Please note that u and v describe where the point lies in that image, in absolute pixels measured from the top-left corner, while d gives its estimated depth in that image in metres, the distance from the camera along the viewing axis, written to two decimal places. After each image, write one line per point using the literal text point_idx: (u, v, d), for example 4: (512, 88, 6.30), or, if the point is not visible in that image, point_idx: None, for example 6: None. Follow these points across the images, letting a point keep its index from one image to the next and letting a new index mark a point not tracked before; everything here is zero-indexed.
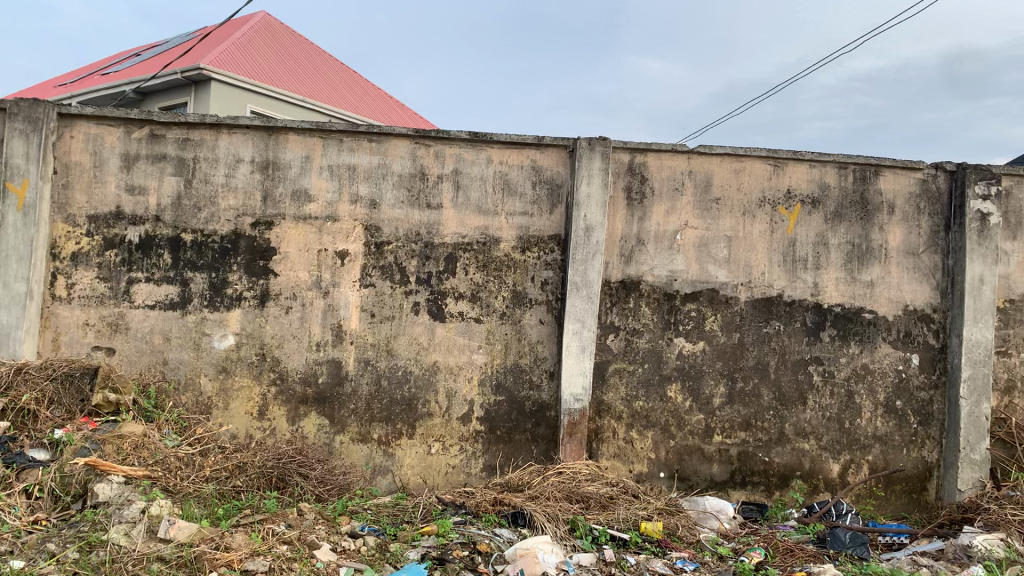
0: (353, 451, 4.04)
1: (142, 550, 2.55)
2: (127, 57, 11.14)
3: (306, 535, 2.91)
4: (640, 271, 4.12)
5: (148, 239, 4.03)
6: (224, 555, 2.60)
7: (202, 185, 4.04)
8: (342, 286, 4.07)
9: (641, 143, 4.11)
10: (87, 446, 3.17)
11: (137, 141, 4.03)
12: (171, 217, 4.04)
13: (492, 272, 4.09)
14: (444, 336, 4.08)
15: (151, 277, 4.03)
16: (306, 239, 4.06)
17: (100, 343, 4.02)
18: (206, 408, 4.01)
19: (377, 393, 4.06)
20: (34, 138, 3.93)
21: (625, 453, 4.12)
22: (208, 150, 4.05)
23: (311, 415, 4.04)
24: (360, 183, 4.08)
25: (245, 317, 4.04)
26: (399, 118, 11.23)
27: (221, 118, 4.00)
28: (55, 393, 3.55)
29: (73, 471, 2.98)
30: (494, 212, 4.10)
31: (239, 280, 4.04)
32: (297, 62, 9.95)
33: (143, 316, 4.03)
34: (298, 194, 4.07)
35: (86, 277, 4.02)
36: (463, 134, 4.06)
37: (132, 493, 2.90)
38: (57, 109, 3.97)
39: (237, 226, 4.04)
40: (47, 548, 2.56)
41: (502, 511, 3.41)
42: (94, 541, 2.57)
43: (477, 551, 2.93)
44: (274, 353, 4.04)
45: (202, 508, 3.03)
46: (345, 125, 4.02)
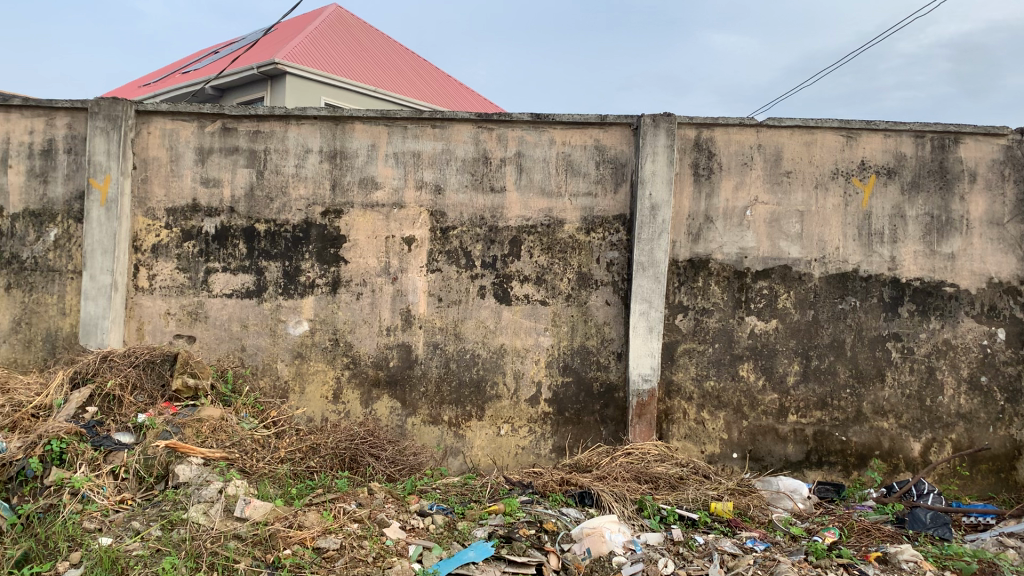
0: (424, 432, 4.11)
1: (219, 528, 2.66)
2: (206, 56, 11.47)
3: (376, 514, 2.97)
4: (709, 249, 4.06)
5: (224, 230, 4.16)
6: (297, 533, 2.69)
7: (273, 175, 4.15)
8: (409, 271, 4.13)
9: (708, 118, 4.03)
10: (168, 429, 3.29)
11: (211, 135, 4.16)
12: (246, 208, 4.16)
13: (557, 255, 4.09)
14: (510, 319, 4.10)
15: (228, 266, 4.16)
16: (374, 226, 4.14)
17: (181, 332, 4.18)
18: (283, 392, 4.14)
19: (446, 376, 4.11)
20: (114, 135, 4.10)
21: (696, 434, 4.08)
22: (278, 142, 4.15)
23: (383, 398, 4.12)
24: (425, 169, 4.13)
25: (318, 304, 4.15)
26: (470, 104, 11.25)
27: (290, 110, 4.09)
28: (138, 378, 3.70)
29: (156, 453, 3.10)
30: (558, 194, 4.09)
31: (311, 268, 4.14)
32: (368, 52, 10.09)
33: (221, 304, 4.17)
34: (365, 182, 4.14)
35: (166, 268, 4.19)
36: (526, 116, 4.05)
37: (210, 474, 3.01)
38: (135, 107, 4.13)
39: (307, 215, 4.14)
40: (132, 526, 2.69)
41: (569, 491, 3.42)
42: (174, 519, 2.69)
43: (543, 530, 2.95)
44: (346, 338, 4.14)
45: (277, 488, 3.11)
46: (409, 112, 4.06)
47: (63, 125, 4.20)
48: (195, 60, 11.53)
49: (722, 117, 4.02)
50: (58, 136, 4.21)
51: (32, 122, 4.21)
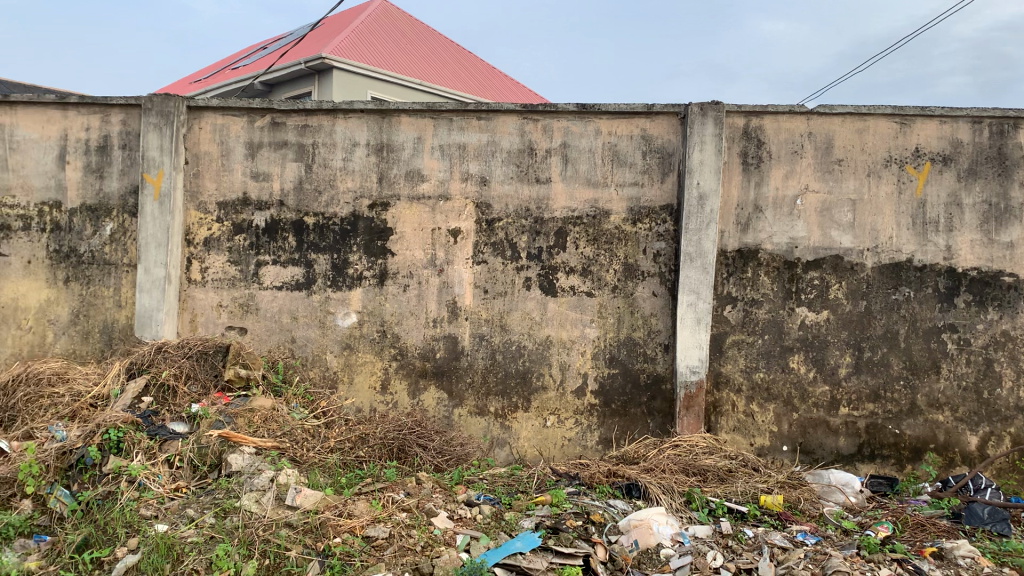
0: (471, 423, 4.13)
1: (271, 516, 2.71)
2: (254, 51, 11.63)
3: (424, 503, 2.99)
4: (758, 239, 4.01)
5: (274, 223, 4.22)
6: (347, 522, 2.73)
7: (322, 169, 4.20)
8: (455, 263, 4.15)
9: (757, 106, 3.96)
10: (221, 419, 3.35)
11: (260, 130, 4.22)
12: (295, 202, 4.21)
13: (603, 246, 4.07)
14: (556, 310, 4.09)
15: (278, 259, 4.22)
16: (420, 218, 4.16)
17: (233, 323, 4.26)
18: (332, 382, 4.20)
19: (492, 367, 4.12)
20: (166, 130, 4.18)
21: (745, 427, 4.03)
22: (325, 136, 4.20)
23: (430, 389, 4.15)
24: (470, 161, 4.13)
25: (366, 296, 4.19)
26: (515, 96, 11.23)
27: (337, 104, 4.13)
28: (192, 369, 3.77)
29: (209, 442, 3.16)
30: (604, 184, 4.07)
31: (359, 261, 4.18)
32: (413, 46, 10.14)
33: (272, 296, 4.23)
34: (411, 175, 4.16)
35: (218, 261, 4.27)
36: (572, 107, 4.03)
37: (262, 463, 3.06)
38: (187, 102, 4.20)
39: (355, 208, 4.19)
40: (187, 513, 2.75)
41: (616, 483, 3.41)
42: (228, 507, 2.75)
43: (591, 521, 2.95)
44: (394, 330, 4.17)
45: (327, 477, 3.15)
46: (455, 104, 4.07)
47: (118, 121, 4.29)
48: (244, 56, 11.69)
49: (771, 105, 3.95)
50: (113, 132, 4.30)
51: (88, 119, 4.31)
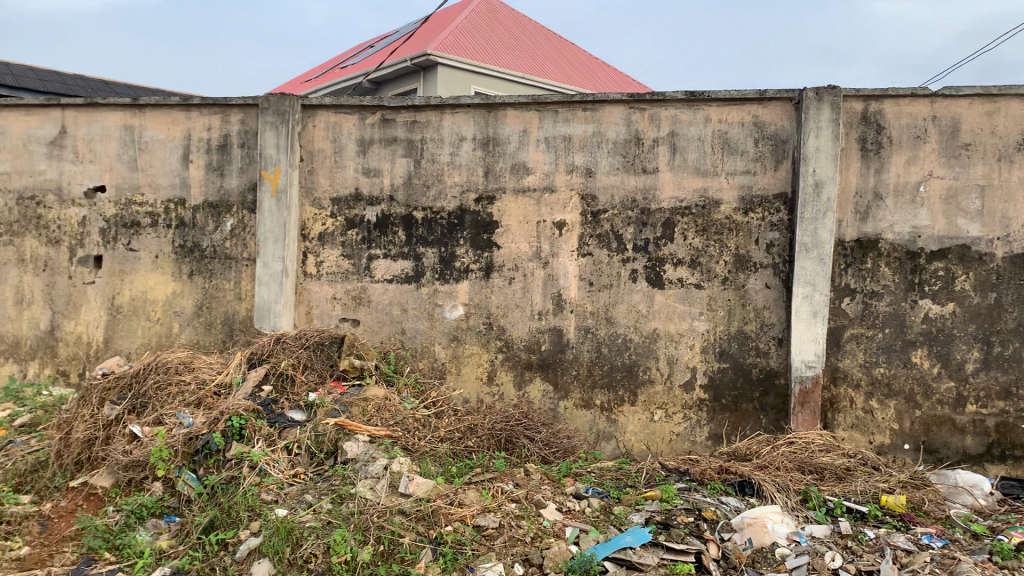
0: (576, 416, 4.12)
1: (385, 503, 2.77)
2: (361, 50, 11.90)
3: (533, 494, 3.00)
4: (878, 228, 3.84)
5: (384, 218, 4.32)
6: (458, 511, 2.76)
7: (430, 164, 4.27)
8: (561, 256, 4.13)
9: (877, 89, 3.80)
10: (337, 408, 3.44)
11: (371, 126, 4.32)
12: (404, 196, 4.30)
13: (713, 237, 3.98)
14: (663, 303, 4.03)
15: (389, 253, 4.32)
16: (526, 211, 4.17)
17: (347, 315, 4.38)
18: (441, 373, 4.26)
19: (598, 360, 4.10)
20: (283, 129, 4.32)
21: (863, 424, 3.88)
22: (433, 131, 4.26)
23: (536, 381, 4.16)
24: (576, 153, 4.11)
25: (472, 288, 4.23)
26: (619, 86, 11.13)
27: (444, 99, 4.18)
28: (309, 358, 3.89)
29: (326, 430, 3.26)
30: (714, 173, 3.98)
31: (466, 254, 4.23)
32: (516, 39, 10.17)
33: (383, 289, 4.34)
34: (517, 168, 4.18)
35: (332, 255, 4.39)
36: (681, 95, 3.96)
37: (376, 451, 3.13)
38: (301, 101, 4.33)
39: (462, 202, 4.24)
40: (305, 498, 2.84)
41: (728, 479, 3.33)
42: (344, 494, 2.82)
43: (702, 518, 2.89)
44: (499, 322, 4.20)
45: (438, 466, 3.19)
46: (561, 96, 4.06)
47: (237, 121, 4.47)
48: (352, 55, 11.99)
49: (892, 87, 3.78)
50: (232, 131, 4.48)
51: (210, 119, 4.51)
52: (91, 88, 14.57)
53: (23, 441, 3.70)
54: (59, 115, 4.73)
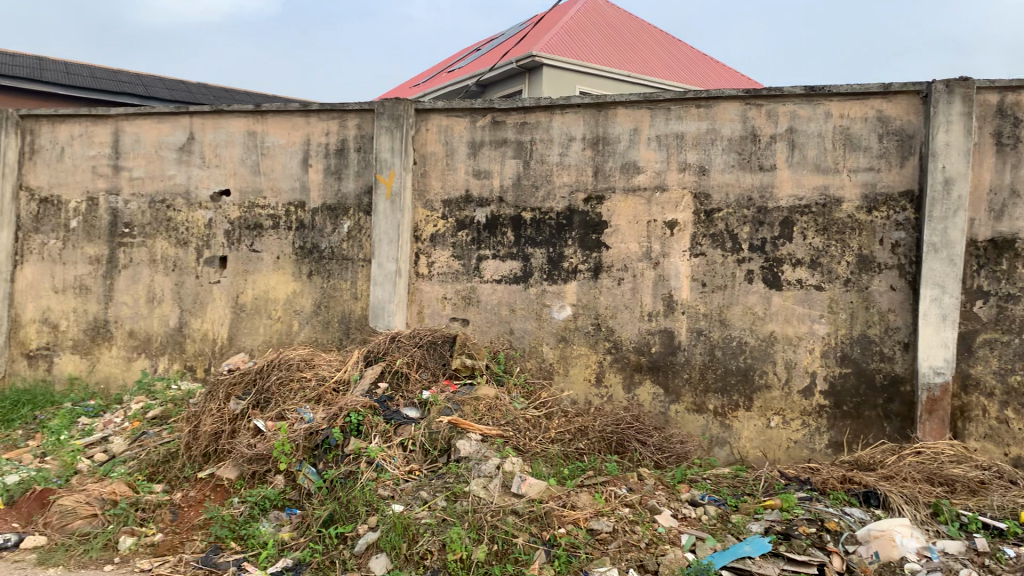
0: (688, 420, 4.04)
1: (498, 503, 2.77)
2: (468, 53, 12.04)
3: (647, 500, 2.95)
4: (1015, 227, 3.62)
5: (494, 219, 4.36)
6: (571, 513, 2.75)
7: (539, 164, 4.29)
8: (672, 256, 4.07)
9: (1013, 80, 3.58)
10: (449, 406, 3.48)
11: (482, 129, 4.38)
12: (513, 197, 4.33)
13: (834, 236, 3.83)
14: (781, 305, 3.92)
15: (498, 253, 4.36)
16: (636, 211, 4.12)
17: (456, 315, 4.44)
18: (548, 374, 4.25)
19: (711, 363, 4.01)
20: (397, 133, 4.44)
21: (998, 435, 3.66)
22: (543, 132, 4.28)
23: (645, 383, 4.10)
24: (689, 151, 4.04)
25: (581, 289, 4.21)
26: (729, 82, 10.88)
27: (554, 100, 4.21)
28: (423, 357, 3.94)
29: (439, 428, 3.30)
30: (835, 170, 3.83)
31: (574, 254, 4.22)
32: (622, 38, 10.09)
33: (492, 289, 4.37)
34: (628, 167, 4.14)
35: (443, 256, 4.47)
36: (799, 90, 3.84)
37: (488, 450, 3.15)
38: (415, 105, 4.45)
39: (571, 202, 4.23)
40: (420, 495, 2.88)
41: (852, 490, 3.20)
42: (458, 492, 2.85)
43: (825, 528, 2.78)
44: (608, 323, 4.16)
45: (550, 468, 3.19)
46: (673, 94, 4.01)
47: (353, 126, 4.62)
48: (460, 58, 12.15)
49: None
50: (349, 136, 4.64)
51: (328, 124, 4.68)
52: (214, 97, 15.26)
53: (156, 433, 3.92)
54: (188, 123, 4.98)
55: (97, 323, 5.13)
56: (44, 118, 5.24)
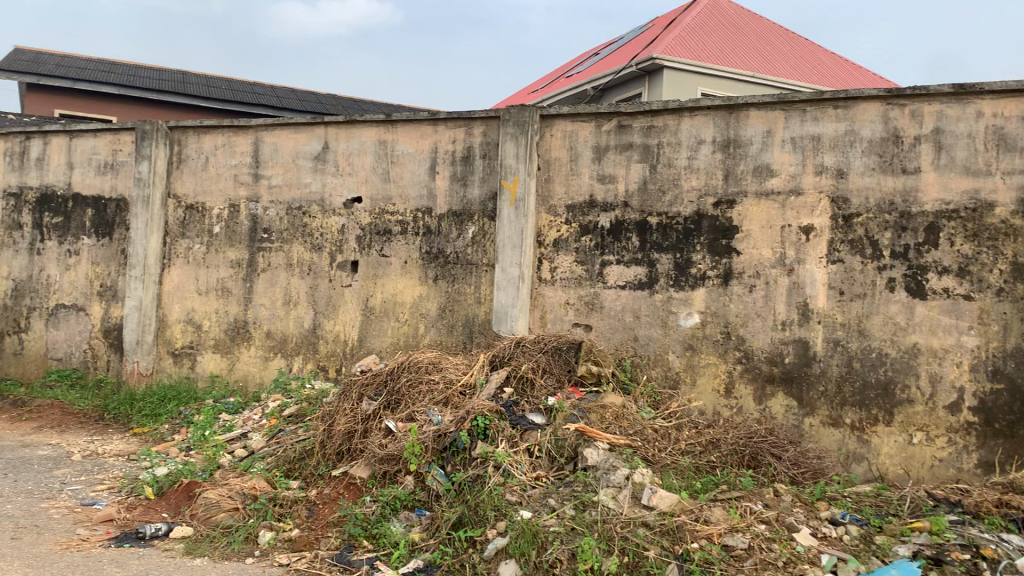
0: (823, 435, 3.87)
1: (628, 514, 2.73)
2: (588, 57, 12.03)
3: (784, 517, 2.84)
4: None
5: (618, 224, 4.32)
6: (704, 528, 2.68)
7: (666, 168, 4.22)
8: (808, 262, 3.92)
9: None
10: (575, 413, 3.46)
11: (607, 133, 4.35)
12: (639, 202, 4.28)
13: (986, 243, 3.58)
14: (925, 315, 3.69)
15: (622, 259, 4.31)
16: (769, 216, 4.00)
17: (579, 320, 4.42)
18: (675, 383, 4.17)
19: (849, 376, 3.83)
20: (522, 139, 4.48)
21: None
22: (671, 135, 4.21)
23: (778, 395, 3.96)
24: (825, 153, 3.89)
25: (709, 296, 4.11)
26: (861, 81, 10.45)
27: (683, 102, 4.14)
28: (547, 363, 3.91)
29: (566, 436, 3.28)
30: (987, 172, 3.59)
31: (703, 260, 4.12)
32: (747, 38, 9.85)
33: (616, 295, 4.33)
34: (760, 170, 4.02)
35: (566, 261, 4.46)
36: (946, 88, 3.62)
37: (616, 460, 3.11)
38: (540, 111, 4.47)
39: (699, 206, 4.14)
40: (549, 502, 2.87)
41: (1009, 515, 2.98)
42: (586, 501, 2.82)
43: (981, 555, 2.60)
44: (739, 332, 4.04)
45: (680, 480, 3.11)
46: (809, 94, 3.87)
47: (480, 133, 4.69)
48: (580, 62, 12.13)
49: None
50: (475, 142, 4.71)
51: (455, 132, 4.76)
52: (343, 107, 15.80)
53: (291, 431, 4.07)
54: (323, 132, 5.17)
55: (236, 323, 5.37)
56: (191, 129, 5.54)
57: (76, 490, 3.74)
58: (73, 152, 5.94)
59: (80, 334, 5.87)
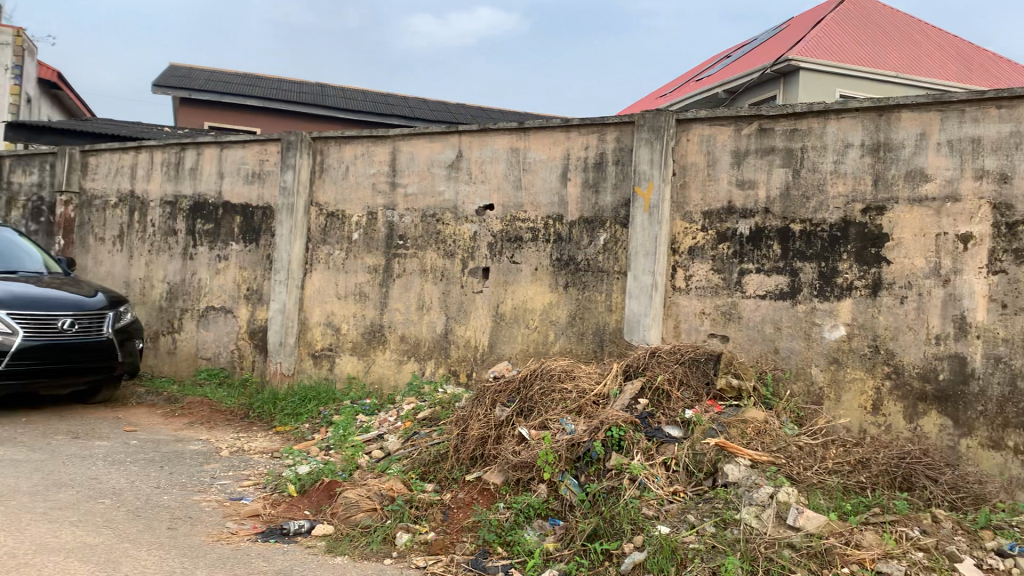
0: (983, 457, 3.56)
1: (772, 535, 2.63)
2: (719, 60, 11.77)
3: (944, 545, 2.67)
4: None
5: (759, 231, 4.19)
6: (855, 553, 2.56)
7: (810, 173, 4.06)
8: (966, 273, 3.65)
9: None
10: (715, 427, 3.35)
11: (747, 137, 4.24)
12: (781, 208, 4.14)
13: None
14: None
15: (762, 268, 4.17)
16: (922, 223, 3.77)
17: (715, 331, 4.30)
18: (818, 399, 3.98)
19: (1012, 396, 3.52)
20: (657, 145, 4.40)
21: None
22: (816, 139, 4.05)
23: (931, 414, 3.69)
24: (986, 156, 3.63)
25: (856, 308, 3.91)
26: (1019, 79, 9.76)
27: (830, 104, 3.98)
28: (684, 375, 3.82)
29: (705, 450, 3.19)
30: None
31: (849, 269, 3.93)
32: (891, 36, 9.39)
33: (755, 305, 4.19)
34: (913, 175, 3.80)
35: (702, 270, 4.35)
36: None
37: (759, 477, 2.99)
38: (677, 116, 4.40)
39: (846, 213, 3.96)
40: (687, 518, 2.81)
41: None
42: (728, 519, 2.75)
43: None
44: (888, 346, 3.82)
45: (828, 501, 2.96)
46: (969, 94, 3.64)
47: (613, 139, 4.65)
48: (710, 66, 11.88)
49: None
50: (608, 149, 4.67)
51: (588, 138, 4.74)
52: (472, 117, 16.06)
53: (426, 434, 4.14)
54: (457, 141, 5.26)
55: (372, 327, 5.52)
56: (332, 140, 5.75)
57: (225, 484, 3.93)
58: (224, 162, 6.26)
59: (228, 335, 6.17)
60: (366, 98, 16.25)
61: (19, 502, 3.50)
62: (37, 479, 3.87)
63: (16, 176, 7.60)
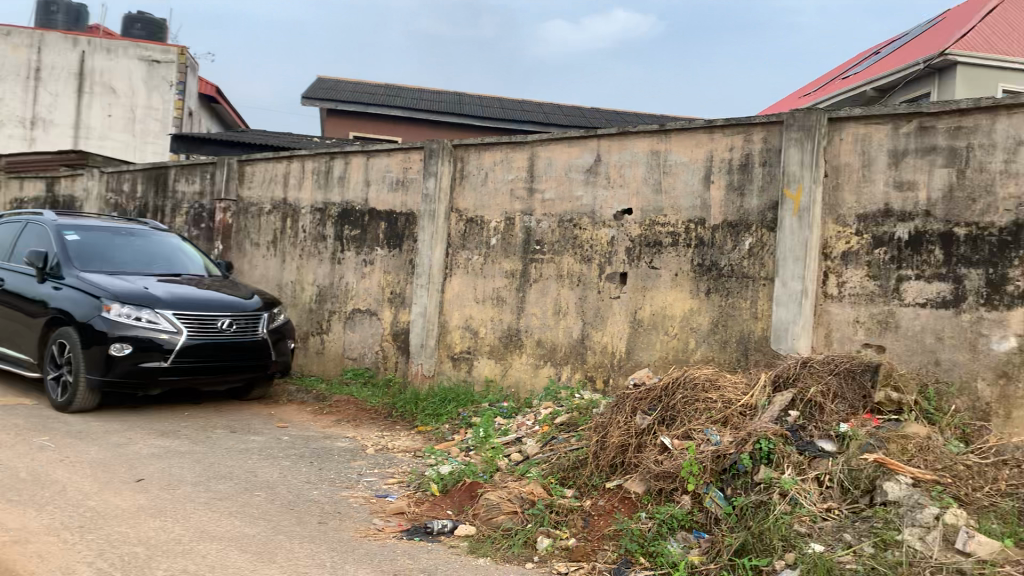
0: None
1: (940, 560, 2.50)
2: (867, 56, 11.24)
3: None
4: None
5: (918, 236, 3.95)
6: None
7: (977, 173, 3.80)
8: None
9: None
10: (872, 442, 3.18)
11: (906, 136, 4.01)
12: (943, 212, 3.89)
13: None
14: None
15: (922, 274, 3.93)
16: None
17: (870, 341, 4.08)
18: (985, 416, 3.70)
19: None
20: (807, 145, 4.24)
21: None
22: (983, 137, 3.79)
23: None
24: None
25: None
26: None
27: (1000, 99, 3.70)
28: (838, 386, 3.62)
29: (862, 467, 3.03)
30: None
31: (1022, 276, 3.65)
32: None
33: (914, 314, 3.95)
34: None
35: (856, 276, 4.14)
36: None
37: (923, 498, 2.82)
38: (828, 115, 4.21)
39: (1018, 215, 3.68)
40: (844, 538, 2.69)
41: None
42: (888, 540, 2.62)
43: None
44: None
45: (1001, 526, 2.74)
46: None
47: (759, 139, 4.50)
48: (856, 63, 11.35)
49: None
50: (754, 150, 4.53)
51: (732, 139, 4.61)
52: (607, 121, 15.98)
53: (565, 439, 4.13)
54: (596, 145, 5.23)
55: (510, 331, 5.55)
56: (472, 146, 5.84)
57: (371, 482, 4.05)
58: (369, 170, 6.47)
59: (373, 337, 6.37)
60: (502, 105, 16.46)
61: (184, 491, 3.72)
62: (200, 470, 4.11)
63: (181, 185, 8.12)
